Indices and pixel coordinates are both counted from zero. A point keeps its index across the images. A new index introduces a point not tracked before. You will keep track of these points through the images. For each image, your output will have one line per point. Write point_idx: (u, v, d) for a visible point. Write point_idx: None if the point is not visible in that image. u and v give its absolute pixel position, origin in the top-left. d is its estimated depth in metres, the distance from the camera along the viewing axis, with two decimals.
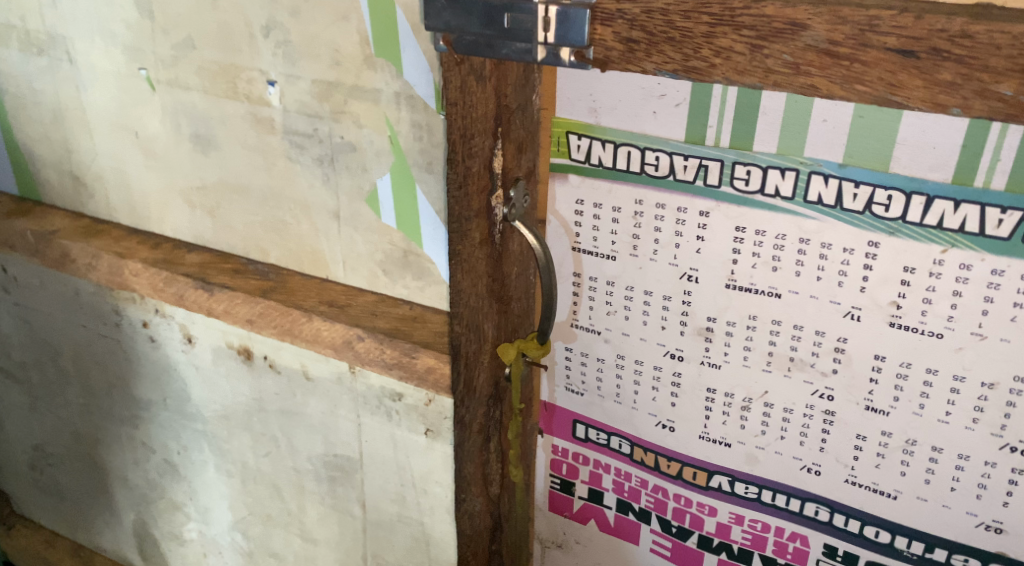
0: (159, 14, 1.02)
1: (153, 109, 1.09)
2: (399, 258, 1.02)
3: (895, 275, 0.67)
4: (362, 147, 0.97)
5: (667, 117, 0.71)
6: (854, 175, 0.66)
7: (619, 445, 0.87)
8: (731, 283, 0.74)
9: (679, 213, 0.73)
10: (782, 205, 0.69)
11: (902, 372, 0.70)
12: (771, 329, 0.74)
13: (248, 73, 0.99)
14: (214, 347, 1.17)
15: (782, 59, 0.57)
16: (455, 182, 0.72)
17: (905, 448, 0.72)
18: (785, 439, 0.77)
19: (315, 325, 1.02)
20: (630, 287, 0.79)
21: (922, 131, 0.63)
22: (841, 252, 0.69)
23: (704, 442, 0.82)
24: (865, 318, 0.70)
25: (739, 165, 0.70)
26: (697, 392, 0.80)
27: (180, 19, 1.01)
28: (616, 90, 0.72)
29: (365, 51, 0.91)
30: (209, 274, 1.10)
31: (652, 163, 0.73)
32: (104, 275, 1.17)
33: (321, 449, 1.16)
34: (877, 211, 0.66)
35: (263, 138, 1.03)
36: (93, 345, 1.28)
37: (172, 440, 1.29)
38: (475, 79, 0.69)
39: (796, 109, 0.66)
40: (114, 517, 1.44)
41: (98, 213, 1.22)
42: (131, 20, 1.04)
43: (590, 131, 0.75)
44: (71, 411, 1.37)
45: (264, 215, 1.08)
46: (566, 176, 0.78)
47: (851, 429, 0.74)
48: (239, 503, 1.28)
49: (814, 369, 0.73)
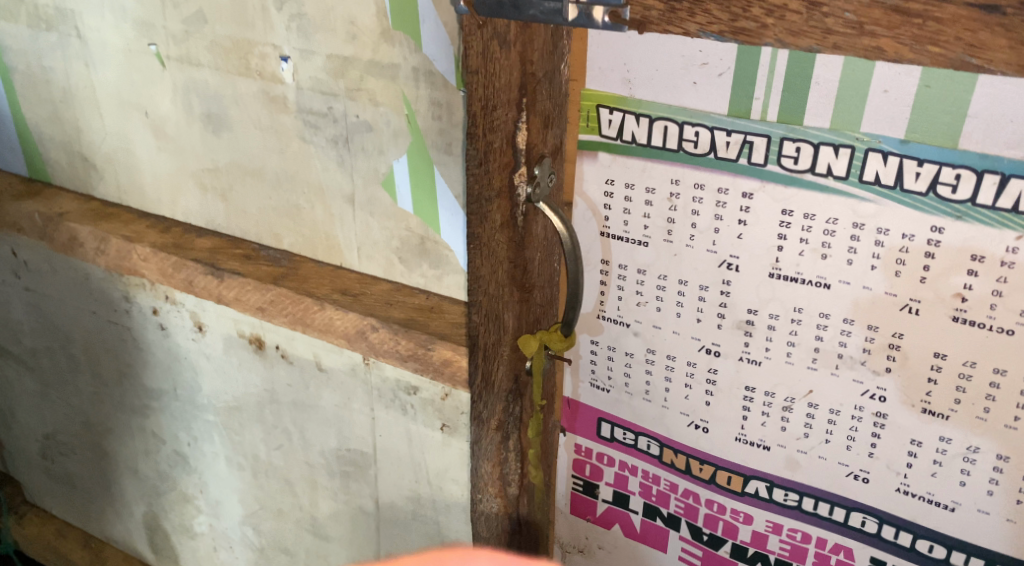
0: None
1: (164, 88, 1.04)
2: (416, 245, 0.97)
3: (961, 264, 0.61)
4: (379, 127, 0.92)
5: (709, 88, 0.64)
6: (917, 152, 0.60)
7: (647, 446, 0.81)
8: (775, 272, 0.67)
9: (719, 194, 0.67)
10: (835, 186, 0.63)
11: (965, 374, 0.63)
12: (818, 323, 0.67)
13: (261, 48, 0.94)
14: (225, 336, 1.13)
15: (843, 17, 0.55)
16: (475, 158, 0.66)
17: (966, 457, 0.66)
18: (831, 443, 0.71)
19: (328, 314, 0.97)
20: (663, 276, 0.73)
21: (999, 103, 0.56)
22: (899, 238, 0.62)
23: (741, 444, 0.75)
24: (924, 312, 0.63)
25: (788, 141, 0.63)
26: (734, 391, 0.73)
27: None
28: (652, 58, 0.66)
29: (382, 24, 0.86)
30: (218, 260, 1.05)
31: (691, 139, 0.67)
32: (113, 259, 1.12)
33: (334, 443, 1.11)
34: (943, 191, 0.60)
35: (276, 118, 0.98)
36: (103, 332, 1.24)
37: (182, 431, 1.25)
38: (498, 44, 0.63)
39: (853, 78, 0.60)
40: (124, 509, 1.40)
41: (108, 196, 1.18)
42: None
43: (623, 104, 0.68)
44: (82, 400, 1.33)
45: (278, 198, 1.03)
46: (595, 153, 0.72)
47: (905, 433, 0.67)
48: (250, 496, 1.24)
49: (865, 367, 0.67)
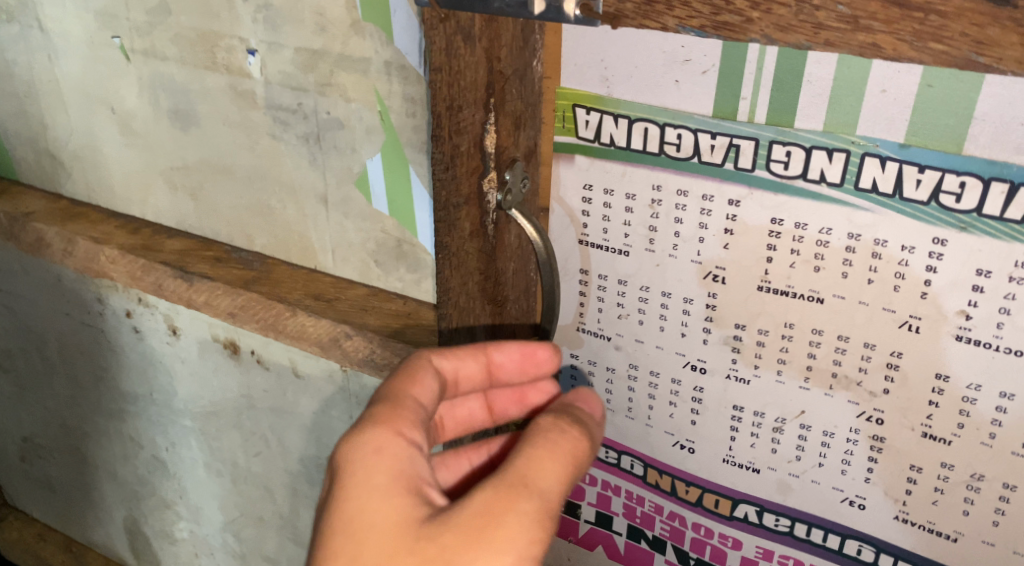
0: None
1: (130, 81, 0.99)
2: (393, 248, 0.92)
3: (966, 280, 0.56)
4: (351, 124, 0.87)
5: (692, 87, 0.59)
6: (918, 157, 0.54)
7: (631, 466, 0.76)
8: (765, 285, 0.62)
9: (704, 201, 0.62)
10: (828, 193, 0.58)
11: (969, 397, 0.58)
12: (811, 340, 0.62)
13: (228, 41, 0.89)
14: (200, 340, 1.08)
15: (836, 10, 0.51)
16: (441, 162, 0.61)
17: (969, 485, 0.61)
18: (824, 466, 0.66)
19: (300, 321, 0.91)
20: (645, 287, 0.68)
21: (1009, 104, 0.51)
22: (898, 250, 0.57)
23: (729, 466, 0.70)
24: (925, 330, 0.58)
25: (778, 145, 0.58)
26: (721, 410, 0.69)
27: None
28: (631, 54, 0.60)
29: (352, 15, 0.81)
30: (188, 263, 0.99)
31: (673, 142, 0.61)
32: (81, 262, 1.06)
33: (314, 450, 1.07)
34: (946, 200, 0.55)
35: (245, 113, 0.93)
36: (77, 334, 1.19)
37: (160, 436, 1.21)
38: (462, 39, 0.58)
39: (849, 76, 0.54)
40: (104, 513, 1.36)
41: (78, 195, 1.13)
42: None
43: (601, 104, 0.63)
44: (58, 403, 1.28)
45: (249, 198, 0.98)
46: (572, 156, 0.67)
47: (903, 458, 0.62)
48: (230, 503, 1.20)
49: (861, 388, 0.62)
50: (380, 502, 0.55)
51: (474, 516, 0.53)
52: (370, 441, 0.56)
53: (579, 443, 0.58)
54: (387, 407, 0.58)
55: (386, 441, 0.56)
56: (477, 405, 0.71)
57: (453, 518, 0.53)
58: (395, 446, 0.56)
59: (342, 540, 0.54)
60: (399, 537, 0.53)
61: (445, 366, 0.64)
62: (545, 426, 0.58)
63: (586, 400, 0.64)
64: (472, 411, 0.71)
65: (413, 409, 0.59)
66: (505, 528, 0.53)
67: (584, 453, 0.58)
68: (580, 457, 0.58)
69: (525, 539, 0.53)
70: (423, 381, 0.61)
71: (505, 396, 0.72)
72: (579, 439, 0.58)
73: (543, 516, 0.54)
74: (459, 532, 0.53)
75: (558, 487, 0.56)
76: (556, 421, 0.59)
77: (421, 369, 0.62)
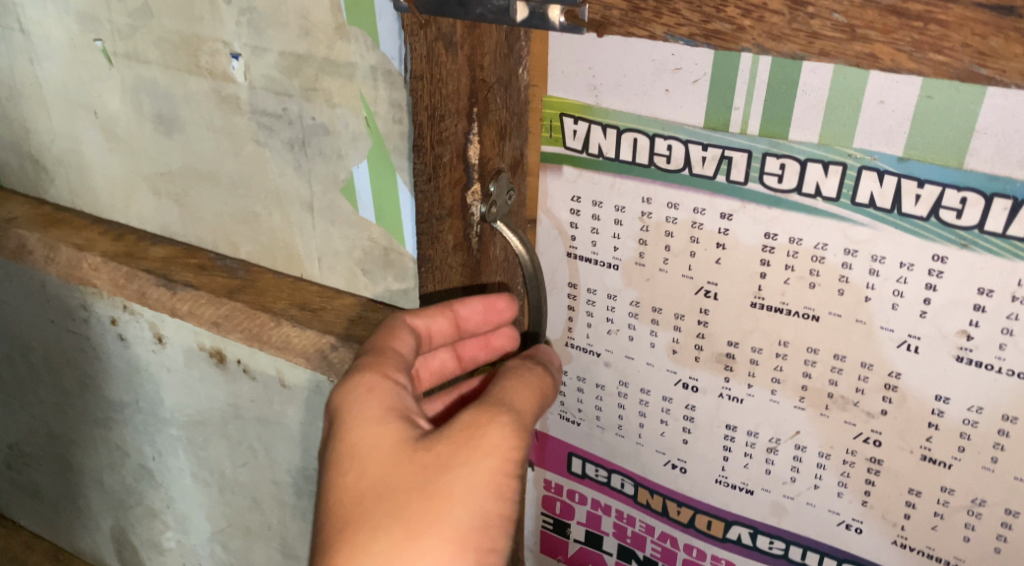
0: None
1: (113, 85, 0.96)
2: (380, 256, 0.89)
3: (967, 298, 0.54)
4: (336, 129, 0.84)
5: (683, 96, 0.57)
6: (917, 171, 0.52)
7: (621, 485, 0.74)
8: (758, 301, 0.60)
9: (695, 214, 0.60)
10: (823, 207, 0.55)
11: (970, 420, 0.56)
12: (806, 358, 0.60)
13: (211, 45, 0.87)
14: (185, 348, 1.06)
15: (832, 19, 0.50)
16: (423, 173, 0.62)
17: (970, 510, 0.59)
18: (819, 488, 0.64)
19: (284, 331, 0.89)
20: (635, 302, 0.66)
21: (1013, 117, 0.49)
22: (896, 267, 0.55)
23: (722, 487, 0.68)
24: (925, 349, 0.56)
25: (771, 157, 0.56)
26: (714, 429, 0.66)
27: None
28: (619, 62, 0.58)
29: (337, 19, 0.78)
30: (172, 271, 0.97)
31: (663, 153, 0.59)
32: (63, 269, 1.03)
33: (301, 461, 1.05)
34: (946, 216, 0.52)
35: (229, 118, 0.90)
36: (62, 342, 1.17)
37: (146, 445, 1.18)
38: (444, 46, 0.58)
39: (845, 86, 0.52)
40: (91, 522, 1.33)
41: (61, 200, 1.10)
42: None
43: (589, 114, 0.61)
44: (44, 410, 1.26)
45: (234, 204, 0.96)
46: (559, 167, 0.64)
47: (902, 482, 0.60)
48: (217, 513, 1.18)
49: (858, 409, 0.60)
50: (377, 429, 0.60)
51: (461, 428, 0.59)
52: (361, 383, 0.62)
53: (543, 377, 0.64)
54: (373, 355, 0.63)
55: (376, 380, 0.61)
56: (449, 353, 0.72)
57: (442, 432, 0.59)
58: (383, 385, 0.62)
59: (347, 469, 0.60)
60: (398, 457, 0.59)
61: (416, 325, 0.66)
62: (512, 365, 0.64)
63: (547, 353, 0.67)
64: (446, 358, 0.72)
65: (395, 355, 0.64)
66: (488, 437, 0.59)
67: (548, 385, 0.64)
68: (545, 389, 0.63)
69: (506, 445, 0.59)
70: (400, 335, 0.65)
71: (474, 344, 0.71)
72: (542, 374, 0.64)
73: (521, 430, 0.60)
74: (449, 443, 0.58)
75: (529, 409, 0.62)
76: (521, 362, 0.65)
77: (396, 328, 0.66)
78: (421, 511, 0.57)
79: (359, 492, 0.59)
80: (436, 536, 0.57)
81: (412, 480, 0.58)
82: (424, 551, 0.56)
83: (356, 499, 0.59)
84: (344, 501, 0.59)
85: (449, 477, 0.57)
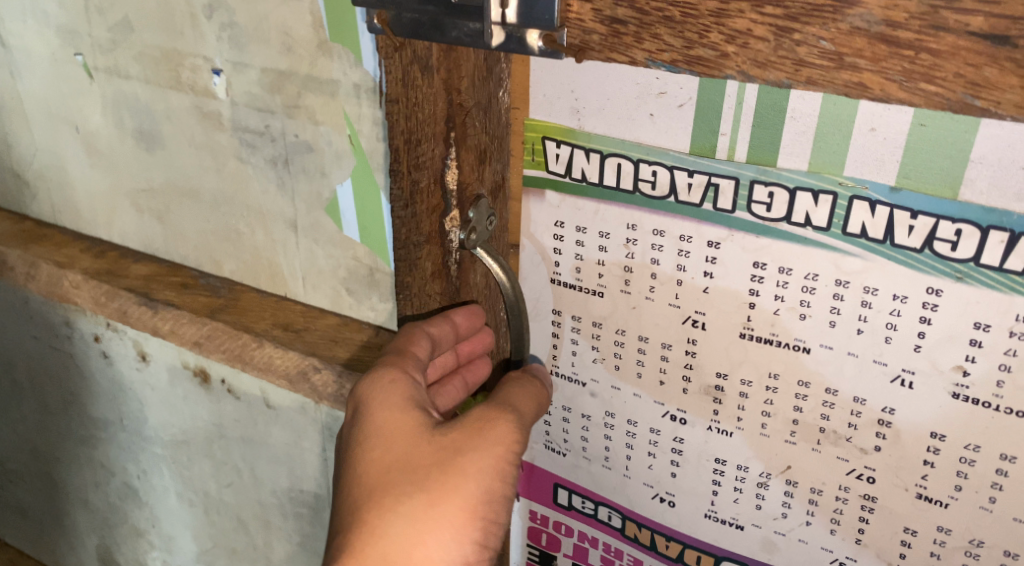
0: None
1: (94, 100, 0.94)
2: (364, 276, 0.87)
3: (963, 333, 0.51)
4: (320, 148, 0.82)
5: (668, 121, 0.55)
6: (910, 202, 0.50)
7: (608, 517, 0.71)
8: (747, 332, 0.58)
9: (681, 242, 0.58)
10: (813, 237, 0.53)
11: (967, 457, 0.54)
12: (797, 392, 0.58)
13: (192, 60, 0.84)
14: (170, 366, 1.04)
15: (818, 46, 0.47)
16: (400, 199, 0.62)
17: (968, 550, 0.56)
18: (812, 525, 0.61)
19: (267, 352, 0.87)
20: (621, 331, 0.63)
21: (1009, 147, 0.47)
22: (890, 299, 0.53)
23: (712, 522, 0.66)
24: (919, 385, 0.54)
25: (759, 185, 0.54)
26: (703, 463, 0.64)
27: None
28: (603, 86, 0.56)
29: (319, 36, 0.76)
30: (153, 289, 0.94)
31: (648, 179, 0.57)
32: (44, 286, 1.01)
33: (286, 482, 1.02)
34: (941, 248, 0.50)
35: (210, 135, 0.88)
36: (46, 359, 1.14)
37: (131, 464, 1.16)
38: (420, 70, 0.57)
39: (834, 113, 0.50)
40: (76, 540, 1.31)
41: (42, 216, 1.07)
42: None
43: (572, 138, 0.59)
44: (28, 427, 1.23)
45: (216, 221, 0.93)
46: (542, 192, 0.62)
47: (897, 520, 0.58)
48: (203, 533, 1.15)
49: (851, 444, 0.57)
50: (397, 412, 0.60)
51: (478, 418, 0.60)
52: (384, 374, 0.61)
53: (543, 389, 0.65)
54: (394, 351, 0.63)
55: (399, 373, 0.61)
56: (450, 352, 0.66)
57: (460, 421, 0.60)
58: (405, 378, 0.61)
59: (366, 448, 0.60)
60: (417, 439, 0.59)
61: (433, 332, 0.63)
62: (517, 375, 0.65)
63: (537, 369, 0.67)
64: (446, 360, 0.66)
65: (415, 356, 0.63)
66: (500, 429, 0.60)
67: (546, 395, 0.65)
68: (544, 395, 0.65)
69: (517, 438, 0.60)
70: (419, 341, 0.63)
71: (472, 342, 0.67)
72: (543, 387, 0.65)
73: (526, 428, 0.61)
74: (465, 430, 0.59)
75: (533, 411, 0.63)
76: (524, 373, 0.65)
77: (414, 336, 0.63)
78: (437, 489, 0.58)
79: (377, 470, 0.59)
80: (452, 512, 0.58)
81: (430, 460, 0.59)
82: (439, 526, 0.57)
83: (375, 476, 0.59)
84: (362, 477, 0.60)
85: (466, 460, 0.58)
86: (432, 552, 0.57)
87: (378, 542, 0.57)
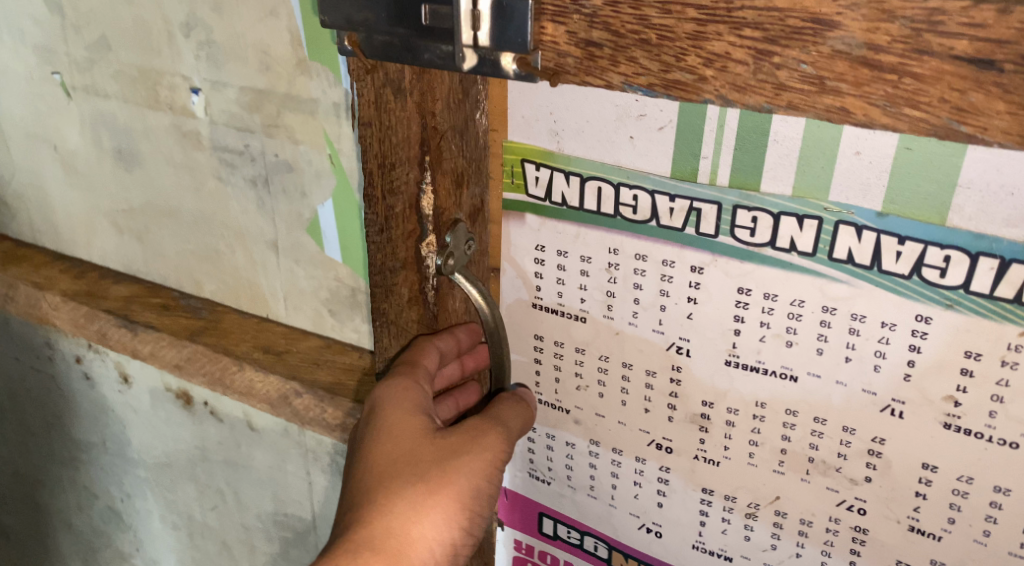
0: (68, 8, 0.84)
1: (71, 118, 0.91)
2: (346, 297, 0.85)
3: (953, 362, 0.50)
4: (299, 167, 0.80)
5: (648, 144, 0.53)
6: (897, 228, 0.49)
7: (594, 547, 0.69)
8: (732, 359, 0.56)
9: (664, 267, 0.56)
10: (798, 262, 0.52)
11: (960, 490, 0.52)
12: (785, 421, 0.56)
13: (170, 79, 0.82)
14: (152, 389, 1.01)
15: (799, 69, 0.45)
16: (375, 223, 0.60)
17: None
18: (802, 557, 0.60)
19: (247, 376, 0.85)
20: (604, 357, 0.62)
21: (997, 171, 0.46)
22: (878, 327, 0.51)
23: (699, 553, 0.64)
24: (910, 415, 0.52)
25: (742, 210, 0.52)
26: (689, 492, 0.62)
27: (92, 15, 0.83)
28: (581, 107, 0.55)
29: (297, 54, 0.74)
30: (133, 311, 0.92)
31: (629, 204, 0.55)
32: (23, 308, 0.99)
33: (271, 506, 1.00)
34: (929, 275, 0.49)
35: (189, 154, 0.86)
36: (27, 381, 1.12)
37: (114, 487, 1.13)
38: (392, 92, 0.56)
39: (817, 137, 0.49)
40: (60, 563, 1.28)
41: (22, 235, 1.05)
42: (38, 15, 0.86)
43: (551, 160, 0.57)
44: (9, 449, 1.20)
45: (196, 242, 0.91)
46: (522, 215, 0.60)
47: (889, 552, 0.56)
48: (188, 557, 1.13)
49: (840, 475, 0.56)
50: (409, 408, 0.59)
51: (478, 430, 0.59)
52: (396, 376, 0.60)
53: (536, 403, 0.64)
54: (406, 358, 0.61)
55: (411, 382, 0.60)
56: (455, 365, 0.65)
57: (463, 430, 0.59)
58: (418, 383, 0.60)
59: (372, 437, 0.59)
60: (423, 434, 0.59)
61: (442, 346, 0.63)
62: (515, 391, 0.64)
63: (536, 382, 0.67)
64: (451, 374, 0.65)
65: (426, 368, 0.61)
66: (498, 435, 0.60)
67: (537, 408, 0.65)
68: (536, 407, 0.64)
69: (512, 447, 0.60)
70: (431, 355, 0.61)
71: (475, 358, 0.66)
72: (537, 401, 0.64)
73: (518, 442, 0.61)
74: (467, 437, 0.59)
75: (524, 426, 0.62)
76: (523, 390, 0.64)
77: (424, 350, 0.62)
78: (439, 488, 0.58)
79: (383, 468, 0.58)
80: (450, 505, 0.58)
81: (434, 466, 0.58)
82: (438, 515, 0.57)
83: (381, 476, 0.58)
84: (368, 470, 0.59)
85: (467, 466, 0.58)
86: (429, 538, 0.57)
87: (380, 521, 0.57)
